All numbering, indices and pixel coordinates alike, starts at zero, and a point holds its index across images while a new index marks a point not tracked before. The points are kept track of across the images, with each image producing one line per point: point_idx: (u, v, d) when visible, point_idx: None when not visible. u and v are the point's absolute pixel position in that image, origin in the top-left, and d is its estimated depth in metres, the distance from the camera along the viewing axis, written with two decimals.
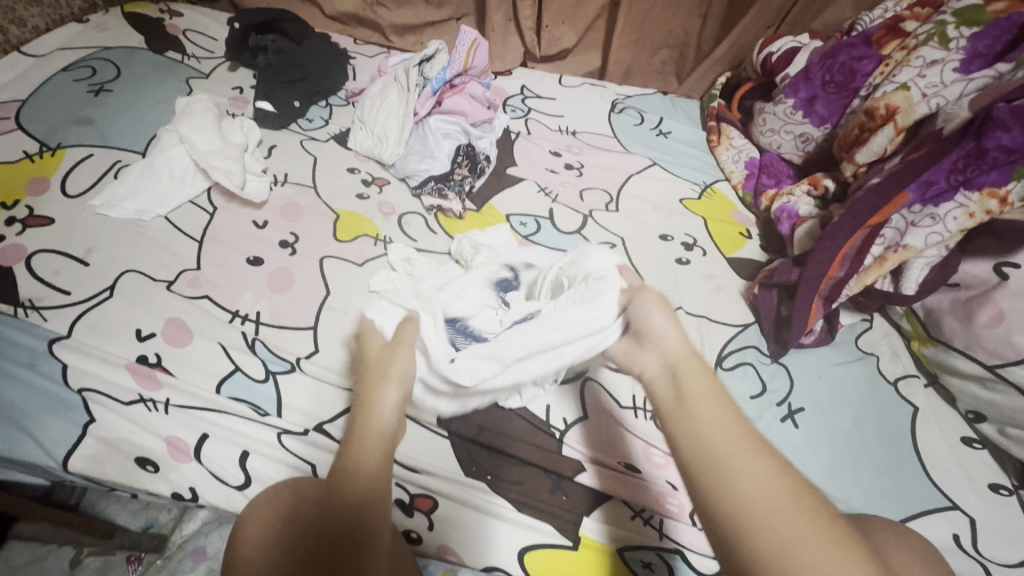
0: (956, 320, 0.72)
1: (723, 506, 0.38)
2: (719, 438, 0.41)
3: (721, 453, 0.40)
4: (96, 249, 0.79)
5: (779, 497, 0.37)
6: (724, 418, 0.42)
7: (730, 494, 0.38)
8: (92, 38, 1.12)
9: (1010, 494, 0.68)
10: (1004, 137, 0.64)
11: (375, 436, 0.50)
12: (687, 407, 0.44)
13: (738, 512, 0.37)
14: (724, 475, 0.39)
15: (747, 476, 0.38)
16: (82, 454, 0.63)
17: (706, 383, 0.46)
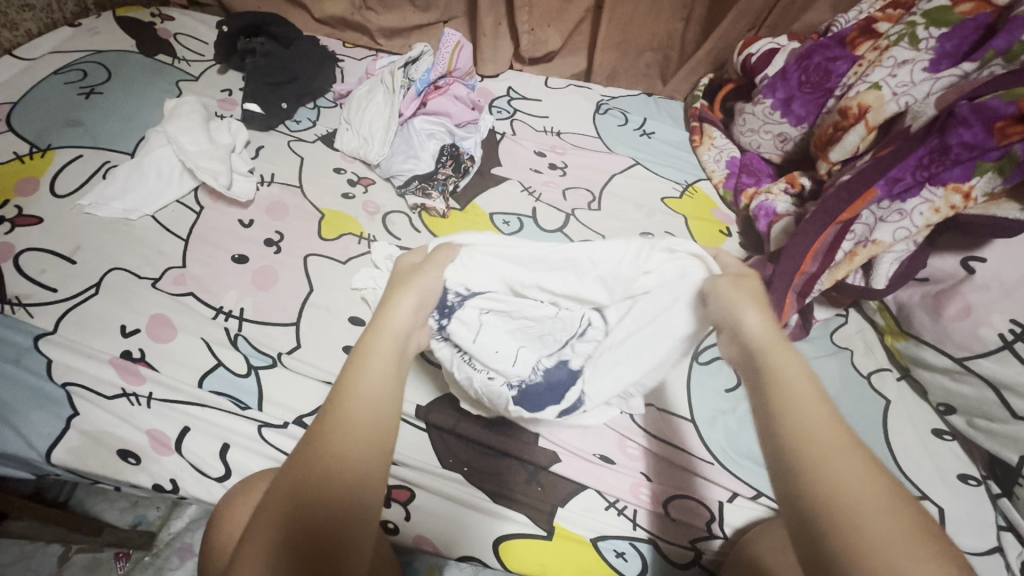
0: (926, 314, 0.73)
1: (823, 491, 0.35)
2: (823, 429, 0.38)
3: (826, 446, 0.37)
4: (83, 247, 0.80)
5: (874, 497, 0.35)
6: (823, 409, 0.39)
7: (833, 485, 0.35)
8: (84, 42, 1.14)
9: (979, 484, 0.69)
10: (966, 134, 0.66)
11: (362, 406, 0.40)
12: (787, 389, 0.40)
13: (835, 504, 0.35)
14: (826, 468, 0.36)
15: (847, 471, 0.36)
16: (66, 447, 0.64)
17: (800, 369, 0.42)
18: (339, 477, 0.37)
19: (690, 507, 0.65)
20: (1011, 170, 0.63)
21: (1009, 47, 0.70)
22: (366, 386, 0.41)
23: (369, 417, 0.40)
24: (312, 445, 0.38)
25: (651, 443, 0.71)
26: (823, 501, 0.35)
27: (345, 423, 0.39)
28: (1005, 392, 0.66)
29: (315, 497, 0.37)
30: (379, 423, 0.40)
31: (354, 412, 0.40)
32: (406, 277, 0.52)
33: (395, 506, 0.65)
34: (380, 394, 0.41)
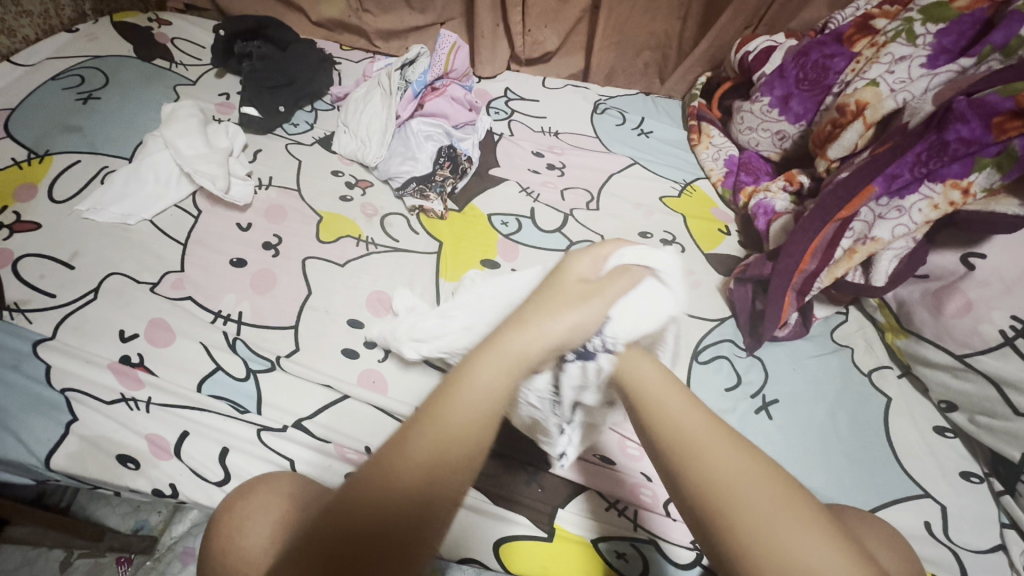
0: (926, 311, 0.73)
1: (693, 485, 0.38)
2: (691, 424, 0.41)
3: (695, 441, 0.40)
4: (82, 252, 0.80)
5: (752, 483, 0.37)
6: (691, 408, 0.42)
7: (705, 479, 0.38)
8: (82, 47, 1.14)
9: (981, 482, 0.69)
10: (963, 129, 0.66)
11: (461, 419, 0.39)
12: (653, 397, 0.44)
13: (716, 494, 0.37)
14: (696, 464, 0.39)
15: (718, 461, 0.38)
16: (64, 452, 0.64)
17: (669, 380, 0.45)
18: (415, 490, 0.37)
19: None
20: (1010, 165, 0.63)
21: (1006, 43, 0.70)
22: (471, 402, 0.40)
23: (462, 435, 0.39)
24: (395, 445, 0.38)
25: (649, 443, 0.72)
26: (702, 494, 0.38)
27: (437, 434, 0.38)
28: (1007, 389, 0.65)
29: (379, 502, 0.37)
30: (472, 441, 0.39)
31: (452, 426, 0.39)
32: (565, 295, 0.47)
33: None
34: (481, 413, 0.40)
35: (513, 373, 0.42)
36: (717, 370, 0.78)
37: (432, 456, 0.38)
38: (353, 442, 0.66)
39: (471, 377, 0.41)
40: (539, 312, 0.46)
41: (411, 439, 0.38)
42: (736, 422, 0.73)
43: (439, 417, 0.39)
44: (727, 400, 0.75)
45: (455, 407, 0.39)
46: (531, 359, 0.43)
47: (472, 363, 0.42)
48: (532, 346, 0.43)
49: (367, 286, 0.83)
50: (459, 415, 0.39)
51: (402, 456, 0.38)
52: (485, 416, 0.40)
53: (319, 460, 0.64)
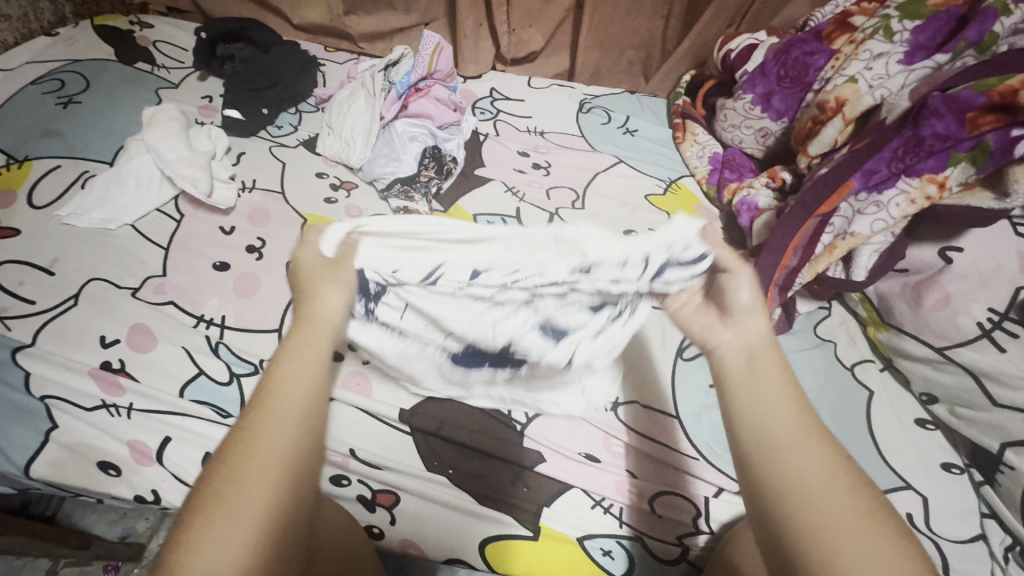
0: (906, 305, 0.73)
1: (768, 483, 0.40)
2: (786, 426, 0.41)
3: (782, 440, 0.41)
4: (62, 258, 0.80)
5: (833, 485, 0.39)
6: (784, 402, 0.43)
7: (789, 480, 0.39)
8: (62, 51, 1.13)
9: (961, 472, 0.69)
10: (938, 125, 0.67)
11: (295, 388, 0.41)
12: (741, 387, 0.44)
13: (792, 496, 0.39)
14: (782, 461, 0.40)
15: (801, 463, 0.40)
16: (45, 460, 0.64)
17: (777, 369, 0.44)
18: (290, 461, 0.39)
19: (677, 503, 0.65)
20: (984, 159, 0.64)
21: (980, 39, 0.71)
22: (295, 372, 0.42)
23: (296, 402, 0.41)
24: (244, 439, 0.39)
25: (636, 439, 0.70)
26: (774, 495, 0.39)
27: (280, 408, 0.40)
28: (986, 381, 0.66)
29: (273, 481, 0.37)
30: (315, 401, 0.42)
31: (287, 395, 0.41)
32: (317, 272, 0.50)
33: (380, 510, 0.65)
34: (312, 375, 0.43)
35: (325, 338, 0.46)
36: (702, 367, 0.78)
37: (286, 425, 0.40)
38: None
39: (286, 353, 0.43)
40: (308, 291, 0.49)
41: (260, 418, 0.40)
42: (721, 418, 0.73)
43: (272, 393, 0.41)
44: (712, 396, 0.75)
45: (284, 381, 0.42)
46: (334, 320, 0.47)
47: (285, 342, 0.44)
48: (333, 312, 0.48)
49: None
50: (289, 389, 0.41)
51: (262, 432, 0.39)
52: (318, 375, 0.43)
53: None
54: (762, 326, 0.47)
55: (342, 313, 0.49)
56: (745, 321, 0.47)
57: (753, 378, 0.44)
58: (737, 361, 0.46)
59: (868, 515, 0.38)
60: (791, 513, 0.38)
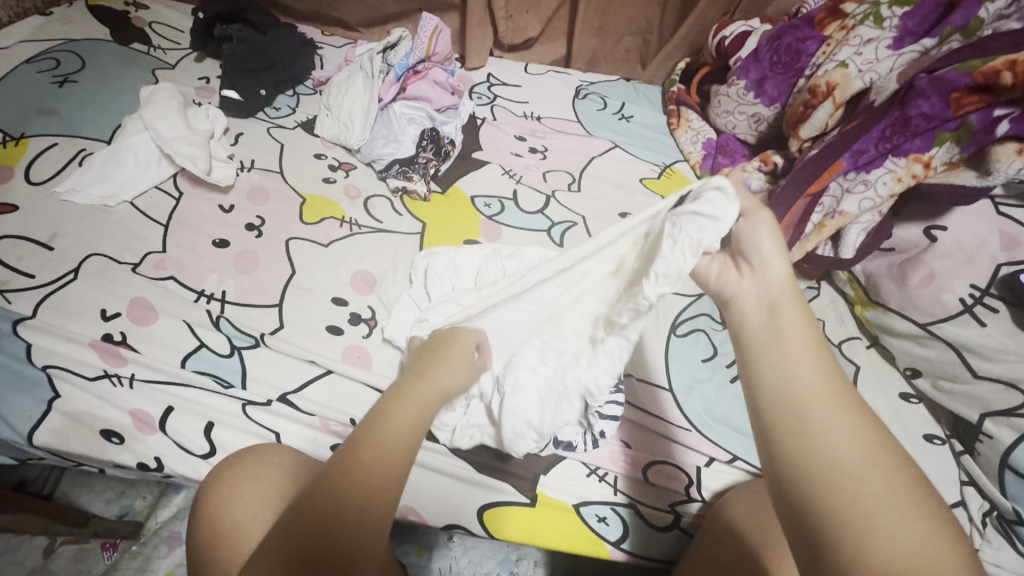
0: (892, 283, 0.76)
1: (799, 461, 0.37)
2: (821, 391, 0.39)
3: (809, 404, 0.39)
4: (62, 234, 0.80)
5: (863, 457, 0.36)
6: (813, 361, 0.41)
7: (815, 445, 0.37)
8: (57, 30, 1.13)
9: (943, 443, 0.72)
10: (924, 105, 0.69)
11: (398, 430, 0.43)
12: (769, 340, 0.43)
13: (827, 469, 0.36)
14: (812, 428, 0.38)
15: (834, 433, 0.37)
16: (47, 428, 0.64)
17: (802, 325, 0.43)
18: (363, 494, 0.40)
19: (668, 471, 0.68)
20: (967, 139, 0.66)
21: (965, 23, 0.73)
22: (403, 415, 0.44)
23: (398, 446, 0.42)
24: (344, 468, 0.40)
25: (632, 413, 0.73)
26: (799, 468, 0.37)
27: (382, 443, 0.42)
28: (966, 354, 0.68)
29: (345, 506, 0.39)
30: (414, 442, 0.44)
31: (391, 437, 0.42)
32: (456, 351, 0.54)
33: None
34: (416, 424, 0.44)
35: (435, 405, 0.47)
36: (694, 343, 0.81)
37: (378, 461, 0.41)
38: (339, 416, 0.67)
39: (403, 399, 0.46)
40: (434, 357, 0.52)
41: (364, 443, 0.42)
42: (713, 390, 0.75)
43: (378, 427, 0.43)
44: (704, 370, 0.77)
45: (393, 420, 0.43)
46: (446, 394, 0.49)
47: (403, 389, 0.47)
48: (448, 384, 0.49)
49: (351, 266, 0.83)
50: (393, 427, 0.43)
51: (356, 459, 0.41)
52: (419, 425, 0.45)
53: (305, 434, 0.65)
54: (783, 273, 0.45)
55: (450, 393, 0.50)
56: (766, 271, 0.46)
57: (780, 327, 0.43)
58: (759, 315, 0.44)
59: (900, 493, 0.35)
60: (828, 486, 0.36)
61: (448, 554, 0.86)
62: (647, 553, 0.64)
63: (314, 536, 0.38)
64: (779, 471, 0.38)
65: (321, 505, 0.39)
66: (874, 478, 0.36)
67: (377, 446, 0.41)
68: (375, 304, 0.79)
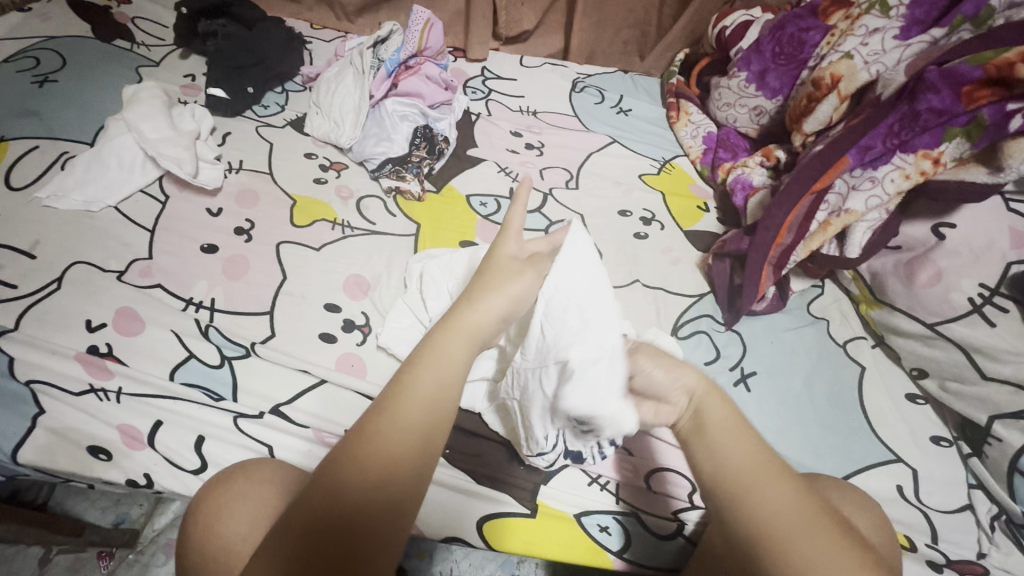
0: (898, 281, 0.74)
1: (755, 542, 0.39)
2: (749, 469, 0.42)
3: (752, 484, 0.41)
4: (44, 241, 0.77)
5: (808, 536, 0.39)
6: (746, 440, 0.43)
7: (760, 524, 0.40)
8: (36, 27, 1.09)
9: (950, 446, 0.71)
10: (934, 100, 0.66)
11: (414, 399, 0.42)
12: (694, 426, 0.44)
13: (766, 554, 0.39)
14: (757, 509, 0.40)
15: (773, 518, 0.40)
16: (33, 445, 0.63)
17: (729, 410, 0.44)
18: (391, 470, 0.40)
19: (671, 478, 0.66)
20: (979, 135, 0.64)
21: (976, 13, 0.71)
22: (428, 378, 0.42)
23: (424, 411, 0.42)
24: (352, 453, 0.40)
25: None
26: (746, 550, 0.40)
27: (404, 415, 0.41)
28: (976, 355, 0.67)
29: (368, 494, 0.39)
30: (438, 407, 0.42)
31: (412, 407, 0.41)
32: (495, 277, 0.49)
33: None
34: (439, 388, 0.43)
35: (468, 348, 0.45)
36: (697, 346, 0.78)
37: (400, 436, 0.41)
38: (333, 427, 0.65)
39: (430, 355, 0.43)
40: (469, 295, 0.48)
41: (370, 425, 0.41)
42: None
43: (397, 401, 0.41)
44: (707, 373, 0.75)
45: (412, 386, 0.42)
46: (481, 333, 0.46)
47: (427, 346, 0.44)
48: (485, 320, 0.46)
49: (344, 270, 0.81)
50: (413, 394, 0.42)
51: (363, 447, 0.40)
52: (446, 385, 0.43)
53: (298, 446, 0.64)
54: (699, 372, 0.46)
55: (492, 322, 0.47)
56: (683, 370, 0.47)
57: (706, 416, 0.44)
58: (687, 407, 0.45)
59: (841, 559, 0.39)
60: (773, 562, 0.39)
61: (449, 558, 0.86)
62: (648, 562, 0.63)
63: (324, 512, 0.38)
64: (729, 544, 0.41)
65: (329, 490, 0.39)
66: (810, 544, 0.39)
67: (393, 424, 0.41)
68: (369, 310, 0.77)
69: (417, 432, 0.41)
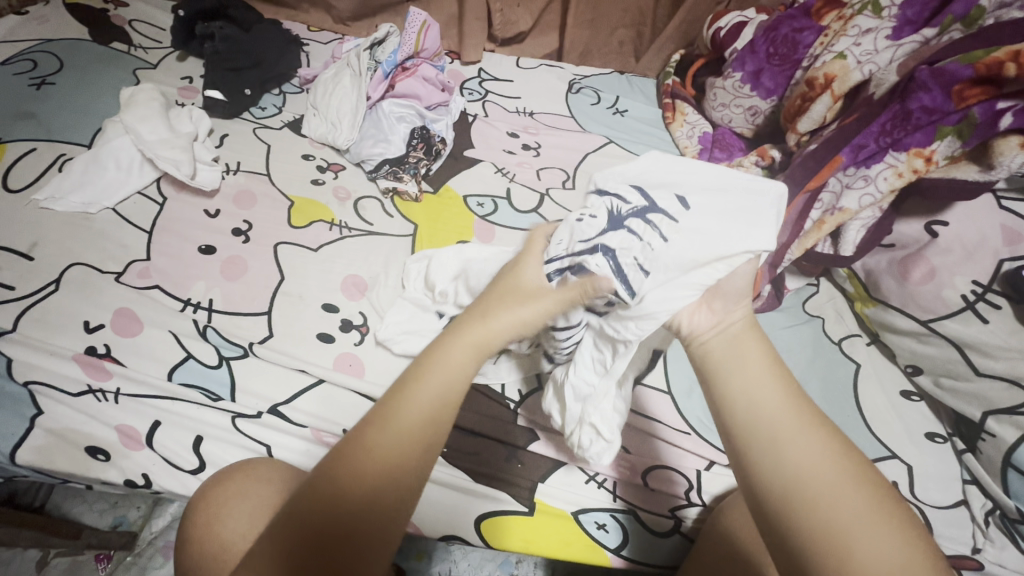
0: (892, 279, 0.75)
1: (778, 485, 0.41)
2: (778, 417, 0.43)
3: (779, 428, 0.43)
4: (42, 243, 0.77)
5: (838, 470, 0.41)
6: (776, 385, 0.45)
7: (786, 468, 0.41)
8: (34, 30, 1.09)
9: (944, 441, 0.71)
10: (925, 98, 0.68)
11: (414, 417, 0.43)
12: (728, 367, 0.47)
13: (796, 493, 0.40)
14: (783, 454, 0.42)
15: (804, 453, 0.42)
16: (31, 446, 0.62)
17: (762, 354, 0.47)
18: (385, 477, 0.41)
19: (668, 476, 0.67)
20: (970, 133, 0.65)
21: (966, 13, 0.71)
22: (425, 397, 0.43)
23: (422, 426, 0.43)
24: (358, 454, 0.42)
25: (633, 418, 0.71)
26: (778, 492, 0.41)
27: (399, 426, 0.42)
28: (968, 351, 0.67)
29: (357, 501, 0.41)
30: (435, 428, 0.44)
31: (411, 419, 0.43)
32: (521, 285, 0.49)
33: None
34: (438, 408, 0.44)
35: (475, 359, 0.46)
36: None
37: (404, 444, 0.42)
38: (332, 426, 0.65)
39: (437, 367, 0.45)
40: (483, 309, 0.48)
41: (367, 443, 0.42)
42: None
43: (395, 415, 0.43)
44: None
45: (413, 402, 0.43)
46: (491, 349, 0.47)
47: (434, 354, 0.45)
48: (493, 335, 0.47)
49: (342, 270, 0.82)
50: (411, 411, 0.43)
51: (360, 456, 0.42)
52: (447, 400, 0.44)
53: (297, 445, 0.64)
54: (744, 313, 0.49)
55: (503, 341, 0.47)
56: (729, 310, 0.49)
57: (731, 359, 0.47)
58: (722, 347, 0.48)
59: (868, 492, 0.41)
60: (801, 508, 0.40)
61: (448, 557, 0.86)
62: (647, 560, 0.64)
63: (322, 517, 0.40)
64: (761, 491, 0.42)
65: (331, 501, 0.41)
66: (838, 487, 0.40)
67: (391, 442, 0.42)
68: (367, 310, 0.78)
69: (414, 452, 0.43)
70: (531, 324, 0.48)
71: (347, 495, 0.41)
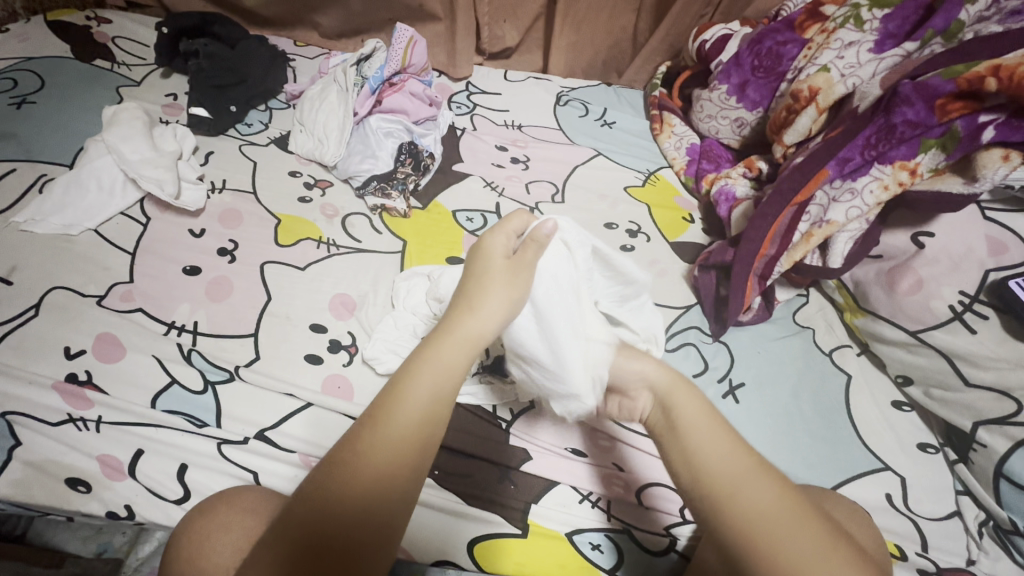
0: (881, 290, 0.75)
1: (736, 525, 0.42)
2: (726, 458, 0.45)
3: (731, 472, 0.44)
4: (21, 267, 0.75)
5: (784, 511, 0.42)
6: (719, 430, 0.47)
7: (738, 508, 0.42)
8: (14, 48, 1.08)
9: (937, 452, 0.71)
10: (909, 112, 0.68)
11: (410, 421, 0.43)
12: (682, 425, 0.48)
13: (753, 532, 0.41)
14: (735, 492, 0.43)
15: (755, 495, 0.42)
16: (7, 479, 0.60)
17: (698, 405, 0.50)
18: (396, 459, 0.42)
19: (662, 493, 0.66)
20: (953, 146, 0.66)
21: (946, 27, 0.73)
22: (429, 380, 0.45)
23: (428, 405, 0.44)
24: (361, 440, 0.42)
25: (626, 435, 0.71)
26: (739, 532, 0.42)
27: (407, 410, 0.43)
28: (958, 362, 0.67)
29: (370, 485, 0.41)
30: (440, 408, 0.45)
31: (417, 398, 0.44)
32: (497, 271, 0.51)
33: None
34: (436, 398, 0.45)
35: (467, 353, 0.48)
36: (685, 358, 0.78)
37: (411, 425, 0.43)
38: (319, 451, 0.64)
39: (433, 355, 0.46)
40: (468, 300, 0.49)
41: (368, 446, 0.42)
42: None
43: (395, 405, 0.43)
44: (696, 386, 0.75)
45: (408, 400, 0.44)
46: (479, 342, 0.48)
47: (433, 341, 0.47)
48: (483, 330, 0.48)
49: (330, 289, 0.81)
50: (424, 386, 0.44)
51: (373, 448, 0.42)
52: (446, 388, 0.45)
53: (284, 472, 0.62)
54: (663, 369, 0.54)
55: (492, 331, 0.49)
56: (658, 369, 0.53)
57: (682, 421, 0.49)
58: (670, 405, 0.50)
59: (815, 530, 0.42)
60: (760, 544, 0.41)
61: None
62: None
63: (334, 504, 0.41)
64: (721, 535, 0.42)
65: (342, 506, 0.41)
66: (792, 527, 0.42)
67: (389, 438, 0.42)
68: (355, 329, 0.77)
69: (421, 431, 0.44)
70: (517, 305, 0.50)
71: (354, 479, 0.41)
